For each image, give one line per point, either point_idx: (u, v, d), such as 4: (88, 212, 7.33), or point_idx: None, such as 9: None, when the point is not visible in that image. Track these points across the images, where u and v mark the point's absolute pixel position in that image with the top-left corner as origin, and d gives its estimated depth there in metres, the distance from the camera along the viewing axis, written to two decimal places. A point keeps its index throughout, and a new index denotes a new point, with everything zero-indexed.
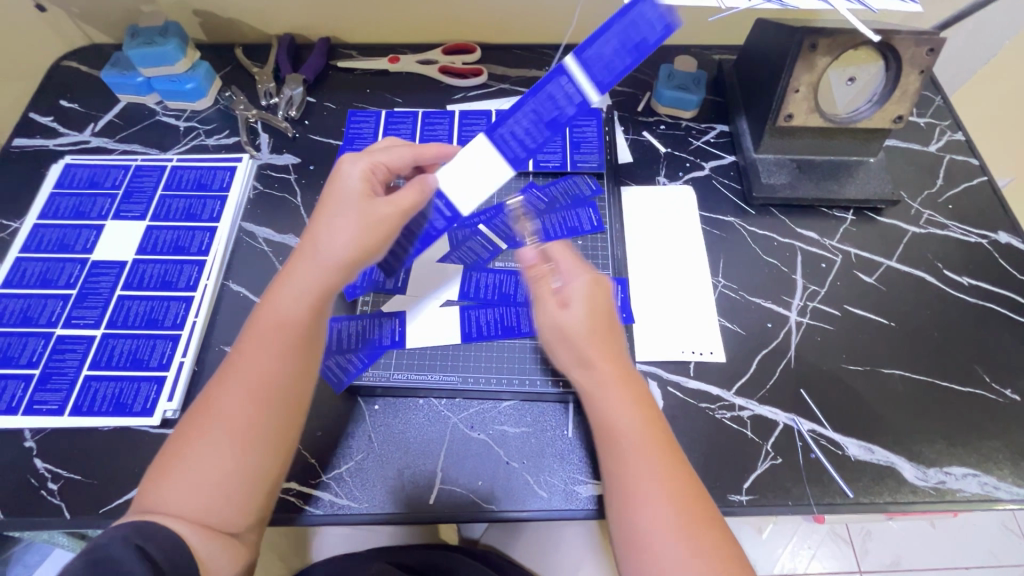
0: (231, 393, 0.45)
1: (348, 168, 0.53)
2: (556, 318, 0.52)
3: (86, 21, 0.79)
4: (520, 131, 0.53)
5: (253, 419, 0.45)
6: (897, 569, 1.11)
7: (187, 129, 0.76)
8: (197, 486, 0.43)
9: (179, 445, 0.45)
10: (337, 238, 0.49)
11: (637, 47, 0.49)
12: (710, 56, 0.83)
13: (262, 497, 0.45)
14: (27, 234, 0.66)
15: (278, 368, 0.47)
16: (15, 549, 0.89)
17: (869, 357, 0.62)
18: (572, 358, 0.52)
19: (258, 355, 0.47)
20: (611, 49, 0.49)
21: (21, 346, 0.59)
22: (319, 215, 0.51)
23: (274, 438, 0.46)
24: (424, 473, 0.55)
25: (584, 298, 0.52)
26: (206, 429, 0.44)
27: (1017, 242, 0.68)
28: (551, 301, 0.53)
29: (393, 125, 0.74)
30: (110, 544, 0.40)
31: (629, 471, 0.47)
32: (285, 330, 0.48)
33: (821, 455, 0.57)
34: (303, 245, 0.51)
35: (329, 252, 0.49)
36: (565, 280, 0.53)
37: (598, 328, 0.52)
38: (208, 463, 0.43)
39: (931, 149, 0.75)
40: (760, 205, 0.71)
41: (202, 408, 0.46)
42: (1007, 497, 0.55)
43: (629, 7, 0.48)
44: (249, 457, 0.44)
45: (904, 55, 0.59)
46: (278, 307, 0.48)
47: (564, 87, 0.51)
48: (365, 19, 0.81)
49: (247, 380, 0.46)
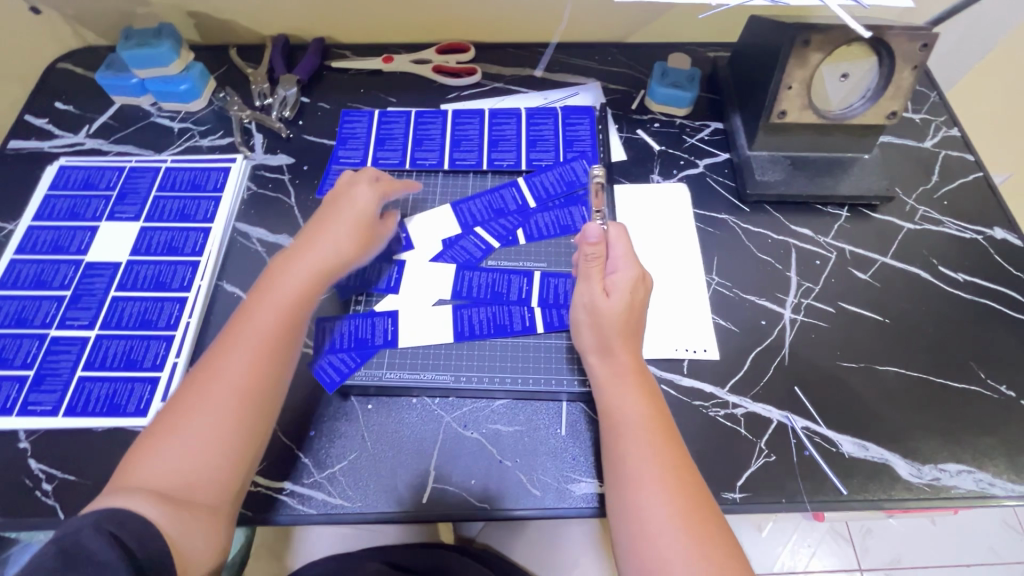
0: (233, 358, 0.50)
1: (362, 189, 0.62)
2: (597, 300, 0.55)
3: (81, 23, 0.79)
4: (474, 210, 0.68)
5: (243, 384, 0.49)
6: (897, 567, 1.10)
7: (182, 130, 0.76)
8: (187, 453, 0.45)
9: (173, 408, 0.48)
10: (340, 242, 0.58)
11: (569, 184, 0.69)
12: (705, 53, 0.83)
13: (246, 466, 0.48)
14: (22, 236, 0.67)
15: (277, 339, 0.52)
16: None
17: (863, 353, 0.62)
18: (596, 342, 0.55)
19: (259, 325, 0.52)
20: (550, 180, 0.69)
21: (15, 347, 0.60)
22: (327, 222, 0.59)
23: (265, 406, 0.49)
24: (416, 473, 0.55)
25: (628, 289, 0.55)
26: (206, 391, 0.48)
27: (1013, 238, 0.68)
28: (597, 286, 0.56)
29: (386, 125, 0.75)
30: (81, 530, 0.39)
31: (637, 468, 0.48)
32: (287, 310, 0.53)
33: (815, 452, 0.57)
34: (308, 240, 0.58)
35: (330, 249, 0.57)
36: (614, 271, 0.56)
37: (630, 323, 0.55)
38: (205, 421, 0.47)
39: (927, 145, 0.75)
40: (754, 202, 0.71)
41: (201, 371, 0.49)
42: (1002, 493, 0.55)
43: (566, 162, 0.70)
44: (243, 419, 0.48)
45: (897, 51, 0.59)
46: (281, 290, 0.54)
47: (512, 194, 0.69)
48: (359, 19, 0.81)
49: (248, 346, 0.50)
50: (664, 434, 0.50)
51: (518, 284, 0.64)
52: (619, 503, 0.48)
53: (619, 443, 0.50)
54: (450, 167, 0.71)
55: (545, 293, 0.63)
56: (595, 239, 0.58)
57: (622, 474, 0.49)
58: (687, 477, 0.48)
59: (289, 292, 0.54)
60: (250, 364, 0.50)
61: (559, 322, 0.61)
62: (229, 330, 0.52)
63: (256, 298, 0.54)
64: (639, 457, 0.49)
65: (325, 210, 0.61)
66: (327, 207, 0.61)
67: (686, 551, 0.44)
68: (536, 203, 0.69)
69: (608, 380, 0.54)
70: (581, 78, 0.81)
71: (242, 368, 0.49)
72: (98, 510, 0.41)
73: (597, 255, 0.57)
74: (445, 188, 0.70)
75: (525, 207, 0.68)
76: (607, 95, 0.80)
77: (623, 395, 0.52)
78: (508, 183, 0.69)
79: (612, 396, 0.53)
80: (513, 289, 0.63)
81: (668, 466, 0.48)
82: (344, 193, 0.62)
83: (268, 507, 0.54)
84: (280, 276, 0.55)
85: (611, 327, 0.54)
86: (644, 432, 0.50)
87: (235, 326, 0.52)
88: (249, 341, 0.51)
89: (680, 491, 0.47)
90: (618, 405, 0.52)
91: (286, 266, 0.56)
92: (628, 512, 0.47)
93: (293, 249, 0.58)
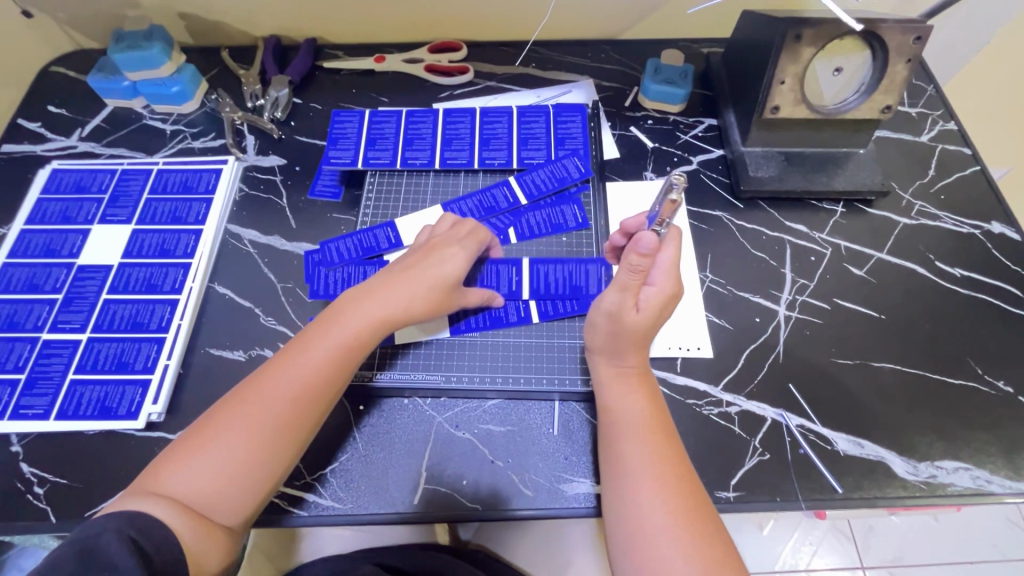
0: (276, 396, 0.47)
1: (455, 250, 0.56)
2: (624, 312, 0.52)
3: (73, 26, 0.79)
4: (465, 209, 0.68)
5: (280, 424, 0.47)
6: (899, 565, 1.10)
7: (174, 133, 0.76)
8: (209, 472, 0.45)
9: (207, 425, 0.47)
10: (413, 299, 0.53)
11: (561, 181, 0.69)
12: (699, 49, 0.83)
13: (259, 501, 0.46)
14: (15, 239, 0.67)
15: (324, 387, 0.49)
16: (10, 551, 0.90)
17: (859, 350, 0.61)
18: (607, 346, 0.53)
19: (310, 367, 0.49)
20: (542, 178, 0.69)
21: (7, 351, 0.60)
22: (405, 272, 0.54)
23: (296, 444, 0.48)
24: (406, 474, 0.55)
25: (658, 307, 0.52)
26: (240, 419, 0.46)
27: (1011, 233, 0.67)
28: (629, 297, 0.52)
29: (377, 124, 0.73)
30: (102, 534, 0.40)
31: (635, 467, 0.48)
32: (343, 358, 0.50)
33: (810, 450, 0.56)
34: (381, 285, 0.53)
35: (405, 303, 0.53)
36: (652, 284, 0.53)
37: (650, 335, 0.53)
38: (232, 453, 0.45)
39: (923, 139, 0.74)
40: (748, 198, 0.70)
41: (244, 397, 0.47)
42: (1000, 490, 0.54)
43: (557, 160, 0.70)
44: (268, 458, 0.46)
45: (891, 44, 0.58)
46: (336, 338, 0.50)
47: (503, 192, 0.69)
48: (350, 19, 0.80)
49: (294, 387, 0.48)
50: (663, 431, 0.50)
51: (509, 274, 0.63)
52: (616, 503, 0.48)
53: (618, 441, 0.50)
54: (442, 166, 0.71)
55: (535, 283, 0.63)
56: (648, 251, 0.48)
57: (621, 473, 0.48)
58: (685, 475, 0.48)
59: (348, 339, 0.50)
60: (292, 406, 0.48)
61: (553, 310, 0.62)
62: (280, 361, 0.49)
63: (317, 334, 0.51)
64: (638, 455, 0.48)
65: (410, 258, 0.56)
66: (413, 257, 0.56)
67: (684, 550, 0.44)
68: (527, 202, 0.68)
69: (612, 379, 0.54)
70: (573, 76, 0.81)
71: (283, 409, 0.47)
72: (121, 511, 0.42)
73: (643, 268, 0.49)
74: (437, 188, 0.70)
75: (516, 205, 0.68)
76: (600, 92, 0.79)
77: (624, 393, 0.52)
78: (499, 182, 0.69)
79: (614, 394, 0.53)
80: (503, 280, 0.63)
81: (668, 465, 0.48)
82: (437, 244, 0.57)
83: None
84: (346, 319, 0.51)
85: (632, 338, 0.52)
86: (644, 429, 0.50)
87: (286, 360, 0.49)
88: (296, 383, 0.48)
89: (677, 484, 0.47)
90: (619, 404, 0.52)
91: (351, 307, 0.52)
92: (626, 512, 0.47)
93: (367, 288, 0.53)
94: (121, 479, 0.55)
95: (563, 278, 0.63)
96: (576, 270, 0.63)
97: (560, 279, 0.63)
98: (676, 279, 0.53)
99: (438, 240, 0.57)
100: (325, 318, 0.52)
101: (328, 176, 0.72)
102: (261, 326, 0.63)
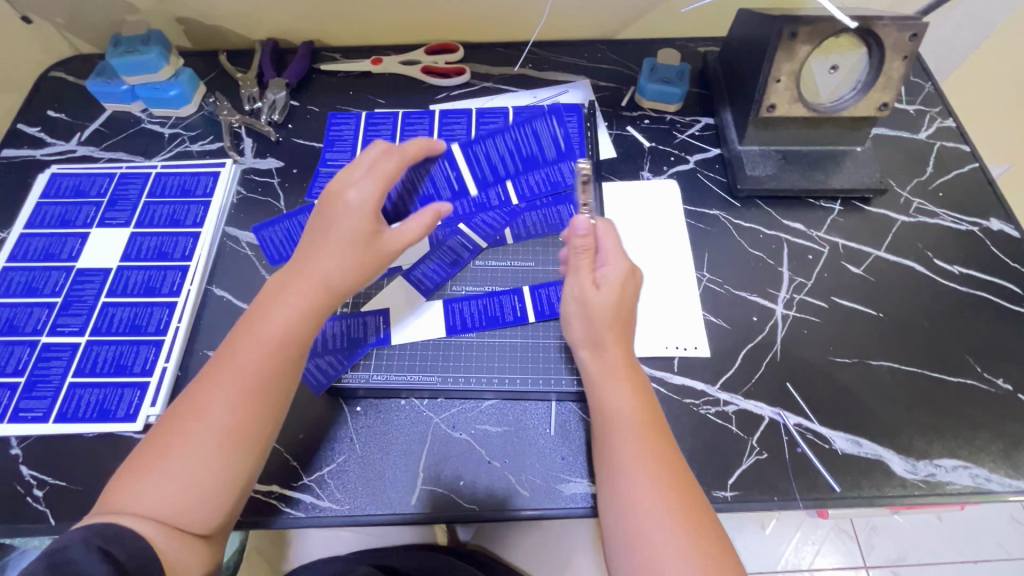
0: (215, 400, 0.46)
1: (357, 192, 0.52)
2: (587, 294, 0.54)
3: (71, 31, 0.80)
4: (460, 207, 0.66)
5: (235, 424, 0.46)
6: (902, 564, 1.09)
7: (172, 136, 0.77)
8: (172, 485, 0.44)
9: (162, 437, 0.46)
10: (337, 265, 0.51)
11: (555, 185, 0.67)
12: (695, 48, 0.82)
13: (234, 501, 0.46)
14: (14, 243, 0.67)
15: (264, 377, 0.48)
16: (11, 554, 0.90)
17: (857, 348, 0.61)
18: (587, 335, 0.54)
19: (242, 365, 0.48)
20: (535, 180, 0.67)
21: (7, 355, 0.60)
22: (321, 241, 0.52)
23: (258, 439, 0.47)
24: (403, 475, 0.55)
25: (618, 285, 0.54)
26: (188, 433, 0.45)
27: (1010, 230, 0.67)
28: (586, 279, 0.55)
29: (374, 125, 0.74)
30: (70, 546, 0.39)
31: (629, 465, 0.48)
32: (276, 345, 0.49)
33: (808, 449, 0.56)
34: (303, 263, 0.52)
35: (334, 272, 0.51)
36: (604, 265, 0.56)
37: (620, 317, 0.54)
38: (192, 459, 0.44)
39: (921, 136, 0.74)
40: (745, 197, 0.70)
41: (181, 413, 0.46)
42: (1000, 489, 0.54)
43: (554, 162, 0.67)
44: (230, 458, 0.45)
45: (887, 41, 0.58)
46: (270, 328, 0.49)
47: (496, 191, 0.67)
48: (347, 22, 0.81)
49: (231, 387, 0.47)
50: (653, 427, 0.50)
51: (445, 171, 0.64)
52: (612, 501, 0.47)
53: (612, 439, 0.50)
54: None
55: (479, 171, 0.66)
56: (584, 232, 0.55)
57: (616, 471, 0.48)
58: (679, 473, 0.48)
59: (276, 327, 0.49)
60: (235, 403, 0.46)
61: (526, 233, 0.68)
62: (210, 369, 0.48)
63: (250, 327, 0.50)
64: (632, 453, 0.48)
65: (319, 221, 0.53)
66: (321, 219, 0.53)
67: (681, 548, 0.44)
68: (521, 201, 0.68)
69: (600, 374, 0.53)
70: (570, 77, 0.81)
71: (226, 411, 0.46)
72: (89, 525, 0.42)
73: (585, 248, 0.55)
74: None
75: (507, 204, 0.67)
76: (597, 93, 0.79)
77: (614, 389, 0.52)
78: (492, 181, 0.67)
79: (606, 393, 0.52)
80: (443, 181, 0.64)
81: (660, 462, 0.48)
82: (341, 193, 0.53)
83: (254, 509, 0.54)
84: (269, 310, 0.50)
85: (597, 321, 0.53)
86: (635, 426, 0.50)
87: (215, 367, 0.48)
88: (233, 384, 0.47)
89: (673, 485, 0.47)
90: (610, 400, 0.51)
91: (279, 298, 0.51)
92: (623, 511, 0.46)
93: (288, 272, 0.52)
94: None
95: (509, 150, 0.66)
96: (548, 210, 0.67)
97: (505, 153, 0.66)
98: (625, 257, 0.56)
99: (338, 185, 0.53)
100: (249, 316, 0.51)
101: (325, 176, 0.71)
102: None
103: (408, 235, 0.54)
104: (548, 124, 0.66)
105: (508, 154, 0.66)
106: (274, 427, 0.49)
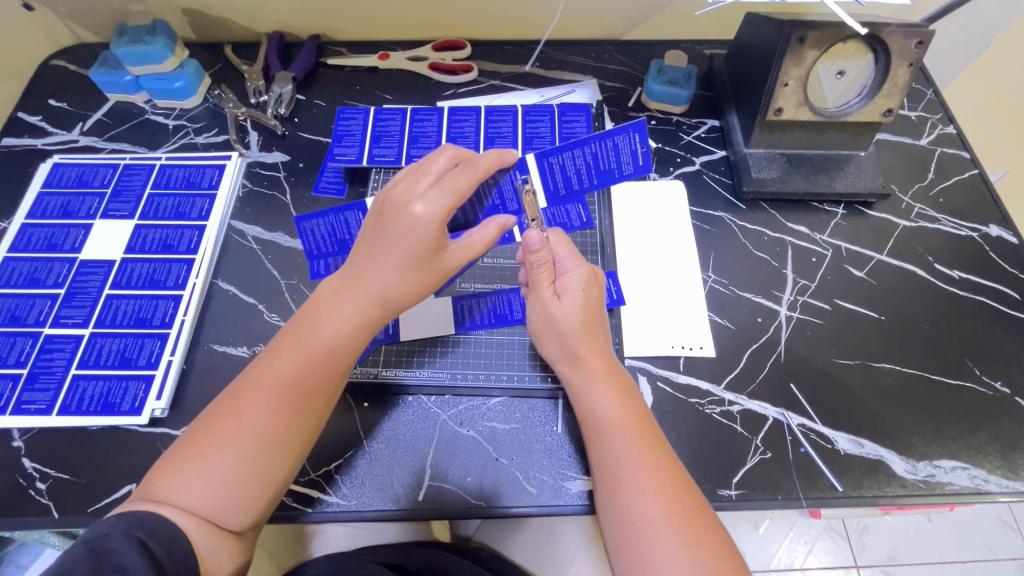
0: (257, 406, 0.46)
1: (425, 202, 0.48)
2: (549, 307, 0.55)
3: (73, 19, 0.79)
4: None
5: (277, 430, 0.46)
6: (893, 564, 1.11)
7: (176, 128, 0.76)
8: (209, 484, 0.43)
9: (199, 435, 0.45)
10: (394, 281, 0.50)
11: (603, 172, 0.58)
12: (701, 50, 0.83)
13: (268, 502, 0.46)
14: (16, 233, 0.66)
15: (308, 389, 0.48)
16: (10, 547, 0.99)
17: (859, 350, 0.62)
18: (561, 351, 0.55)
19: (286, 374, 0.47)
20: (582, 165, 0.58)
21: (9, 346, 0.59)
22: (376, 253, 0.50)
23: (295, 446, 0.47)
24: (411, 470, 0.55)
25: (581, 290, 0.55)
26: (228, 435, 0.45)
27: (1008, 236, 0.68)
28: (547, 289, 0.56)
29: (382, 122, 0.72)
30: (111, 534, 0.40)
31: (620, 474, 0.48)
32: (322, 360, 0.49)
33: (811, 450, 0.57)
34: (355, 272, 0.51)
35: (385, 285, 0.50)
36: (564, 271, 0.57)
37: (588, 323, 0.55)
38: (228, 463, 0.44)
39: (922, 142, 0.75)
40: (750, 199, 0.71)
41: (220, 415, 0.46)
42: (997, 489, 0.55)
43: (609, 136, 0.56)
44: (269, 463, 0.46)
45: (893, 47, 0.59)
46: (318, 338, 0.49)
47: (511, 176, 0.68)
48: (355, 17, 0.80)
49: (274, 394, 0.47)
50: (643, 436, 0.50)
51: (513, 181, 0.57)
52: (605, 508, 0.48)
53: (602, 448, 0.50)
54: None
55: (553, 185, 0.59)
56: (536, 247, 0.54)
57: (608, 478, 0.49)
58: (673, 477, 0.48)
59: (325, 341, 0.49)
60: (277, 411, 0.46)
61: None
62: (252, 373, 0.48)
63: (297, 336, 0.49)
64: (623, 458, 0.49)
65: (377, 229, 0.50)
66: (378, 225, 0.50)
67: (674, 551, 0.44)
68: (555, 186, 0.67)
69: (583, 386, 0.54)
70: (576, 77, 0.81)
71: (268, 418, 0.46)
72: (127, 514, 0.42)
73: (543, 262, 0.55)
74: None
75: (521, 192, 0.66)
76: (603, 92, 0.80)
77: (597, 397, 0.52)
78: None
79: (591, 401, 0.52)
80: (510, 191, 0.58)
81: (652, 468, 0.48)
82: (404, 203, 0.49)
83: None
84: (320, 320, 0.50)
85: (570, 334, 0.54)
86: (625, 432, 0.50)
87: (260, 369, 0.48)
88: (276, 389, 0.47)
89: (666, 489, 0.47)
90: (594, 409, 0.52)
91: (328, 309, 0.50)
92: (616, 518, 0.47)
93: (339, 283, 0.51)
94: (124, 474, 0.55)
95: (587, 164, 0.57)
96: (556, 210, 0.68)
97: (582, 168, 0.58)
98: (582, 261, 0.58)
99: (402, 196, 0.49)
100: (297, 322, 0.50)
101: (332, 172, 0.71)
102: (266, 323, 0.63)
103: (473, 248, 0.52)
104: (631, 138, 0.56)
105: (584, 168, 0.58)
106: (313, 435, 0.49)
